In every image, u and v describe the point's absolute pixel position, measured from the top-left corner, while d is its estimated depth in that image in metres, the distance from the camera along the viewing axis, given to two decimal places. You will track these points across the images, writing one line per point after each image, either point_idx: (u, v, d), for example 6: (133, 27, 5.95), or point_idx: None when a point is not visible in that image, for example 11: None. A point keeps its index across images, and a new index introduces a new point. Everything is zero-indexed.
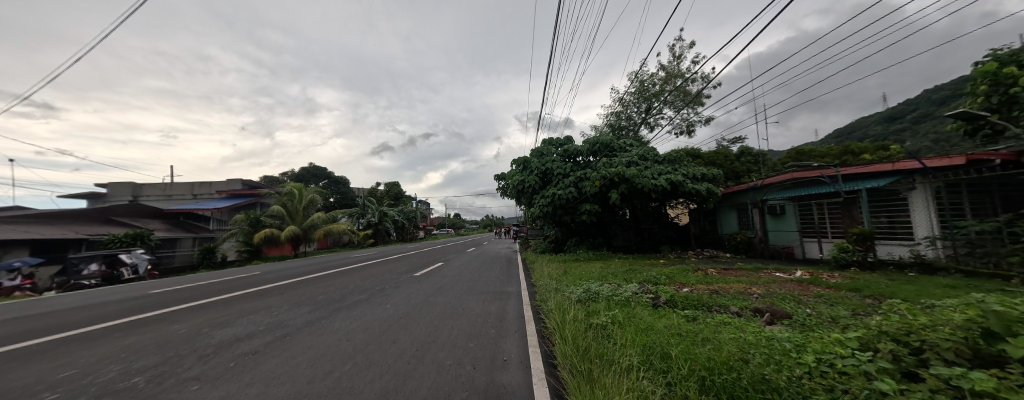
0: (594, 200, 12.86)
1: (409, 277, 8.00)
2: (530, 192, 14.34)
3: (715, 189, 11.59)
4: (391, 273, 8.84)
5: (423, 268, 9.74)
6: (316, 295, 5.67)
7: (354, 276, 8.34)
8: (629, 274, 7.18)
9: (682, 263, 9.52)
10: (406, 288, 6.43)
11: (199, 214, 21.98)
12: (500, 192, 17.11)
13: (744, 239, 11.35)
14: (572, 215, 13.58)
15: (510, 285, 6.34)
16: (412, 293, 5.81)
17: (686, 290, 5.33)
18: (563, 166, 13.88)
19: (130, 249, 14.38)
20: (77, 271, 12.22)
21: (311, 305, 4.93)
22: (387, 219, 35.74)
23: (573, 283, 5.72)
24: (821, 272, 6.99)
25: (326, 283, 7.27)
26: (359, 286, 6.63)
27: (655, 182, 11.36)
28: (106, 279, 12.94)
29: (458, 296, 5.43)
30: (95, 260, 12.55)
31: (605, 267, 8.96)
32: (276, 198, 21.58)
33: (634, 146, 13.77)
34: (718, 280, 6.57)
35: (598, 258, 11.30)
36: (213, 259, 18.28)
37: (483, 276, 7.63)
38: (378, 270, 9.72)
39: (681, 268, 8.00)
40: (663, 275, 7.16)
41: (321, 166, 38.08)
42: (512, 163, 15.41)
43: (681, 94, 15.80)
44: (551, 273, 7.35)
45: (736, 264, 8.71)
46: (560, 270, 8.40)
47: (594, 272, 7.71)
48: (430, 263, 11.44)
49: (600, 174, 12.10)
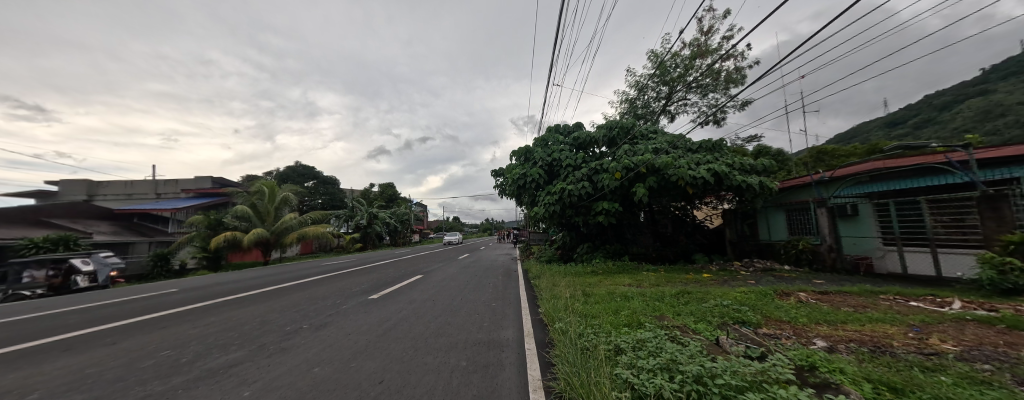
0: (613, 197, 10.42)
1: (361, 302, 5.46)
2: (533, 188, 11.94)
3: (771, 182, 9.04)
4: (345, 292, 6.37)
5: (393, 285, 7.20)
6: (158, 352, 3.11)
7: (284, 300, 5.75)
8: (690, 302, 4.68)
9: (740, 282, 7.04)
10: (335, 329, 3.90)
11: (156, 215, 19.53)
12: (498, 190, 14.80)
13: (809, 246, 8.91)
14: (584, 216, 11.19)
15: (508, 326, 3.86)
16: (336, 343, 3.30)
17: (833, 352, 2.85)
18: (573, 157, 11.58)
19: (89, 254, 12.31)
20: (17, 280, 10.60)
21: (96, 390, 2.37)
22: (378, 222, 33.22)
23: (619, 332, 3.22)
24: (989, 302, 4.47)
25: (227, 314, 4.71)
26: (265, 324, 4.09)
27: (694, 173, 8.92)
28: (54, 289, 10.75)
29: (410, 356, 2.89)
30: (42, 264, 10.75)
31: (643, 286, 6.47)
32: (244, 197, 19.13)
33: (657, 133, 11.44)
34: (842, 317, 4.06)
35: (621, 270, 8.80)
36: (166, 267, 15.35)
37: (468, 303, 5.16)
38: (332, 286, 7.22)
39: (756, 291, 5.48)
40: (738, 303, 4.63)
41: (308, 165, 35.70)
42: (511, 154, 13.05)
43: (709, 77, 13.45)
44: (570, 301, 4.85)
45: (825, 284, 6.19)
46: (580, 291, 5.93)
47: (635, 296, 5.17)
48: (408, 276, 8.89)
49: (622, 164, 9.68)
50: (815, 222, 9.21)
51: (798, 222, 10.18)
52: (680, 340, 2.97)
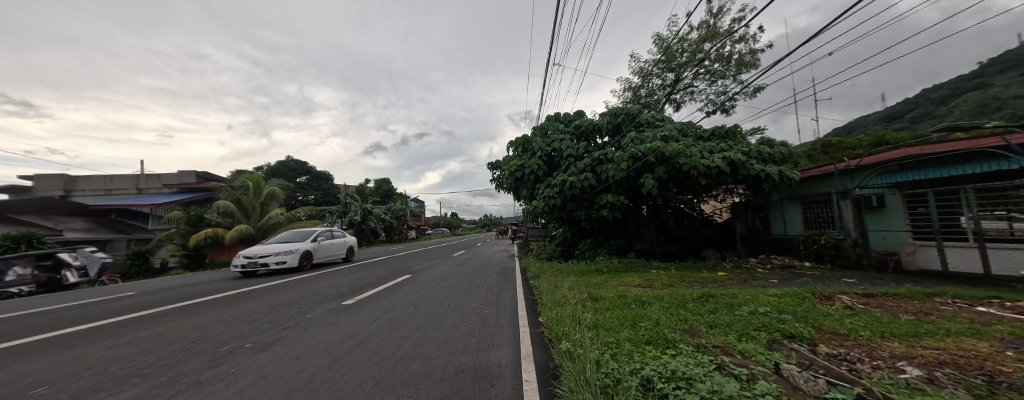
0: (618, 189, 9.69)
1: (330, 309, 4.65)
2: (532, 181, 11.16)
3: (791, 171, 8.23)
4: (317, 296, 5.58)
5: (375, 287, 6.41)
6: (26, 392, 2.29)
7: (245, 306, 4.96)
8: (719, 308, 3.92)
9: (763, 281, 6.36)
10: (283, 349, 3.08)
11: (135, 211, 18.59)
12: (495, 183, 14.04)
13: (831, 240, 8.21)
14: (586, 210, 10.46)
15: (502, 343, 3.08)
16: (274, 373, 2.49)
17: (945, 390, 2.05)
18: (575, 146, 10.79)
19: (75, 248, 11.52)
20: None
21: None
22: (372, 218, 32.31)
23: (646, 359, 2.43)
24: None
25: (162, 327, 3.88)
26: (199, 343, 3.27)
27: (708, 161, 8.13)
28: (45, 285, 9.88)
29: (366, 396, 2.11)
30: (28, 259, 9.78)
31: (656, 288, 5.70)
32: (227, 192, 18.19)
33: (665, 121, 10.62)
34: (909, 328, 3.31)
35: (629, 268, 8.10)
36: (144, 266, 14.31)
37: (456, 311, 4.37)
38: (306, 289, 6.42)
39: (789, 293, 4.70)
40: (777, 310, 3.87)
41: (300, 160, 34.64)
42: (509, 145, 12.23)
43: (717, 62, 12.60)
44: (576, 307, 4.06)
45: (865, 285, 5.48)
46: (584, 294, 5.17)
47: (651, 301, 4.39)
48: (395, 276, 8.11)
49: (628, 153, 8.90)
50: (837, 215, 8.51)
51: (815, 215, 9.49)
52: (733, 373, 2.15)
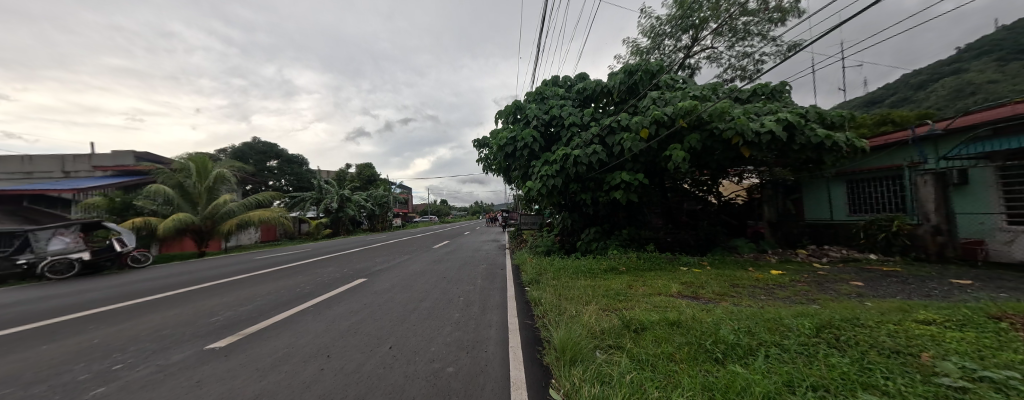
0: (634, 165, 7.80)
1: (162, 367, 2.47)
2: (525, 158, 9.09)
3: (860, 140, 6.40)
4: (184, 329, 3.39)
5: (296, 305, 4.28)
6: None
7: (20, 356, 2.74)
8: (908, 373, 1.96)
9: (846, 286, 4.63)
10: None
11: (55, 196, 15.78)
12: (482, 164, 11.97)
13: (905, 227, 6.59)
14: (592, 193, 8.54)
15: None
16: None
17: None
18: (578, 113, 8.72)
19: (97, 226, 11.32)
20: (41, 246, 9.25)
21: None
22: (351, 205, 29.62)
23: None
24: None
25: None
26: None
27: (757, 125, 6.22)
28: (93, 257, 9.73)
29: None
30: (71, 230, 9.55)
31: (716, 303, 3.81)
32: (165, 175, 15.44)
33: (688, 82, 8.59)
34: None
35: (652, 266, 6.34)
36: None
37: (394, 374, 2.30)
38: (189, 310, 4.20)
39: (958, 319, 2.82)
40: (1016, 372, 1.96)
41: (268, 142, 31.43)
42: (498, 115, 10.07)
43: (745, 17, 10.47)
44: (624, 371, 2.03)
45: (1012, 294, 3.78)
46: (614, 321, 3.21)
47: (749, 343, 2.45)
48: (345, 282, 6.00)
49: (650, 117, 6.85)
50: (910, 194, 6.85)
51: (869, 196, 7.85)
52: None
